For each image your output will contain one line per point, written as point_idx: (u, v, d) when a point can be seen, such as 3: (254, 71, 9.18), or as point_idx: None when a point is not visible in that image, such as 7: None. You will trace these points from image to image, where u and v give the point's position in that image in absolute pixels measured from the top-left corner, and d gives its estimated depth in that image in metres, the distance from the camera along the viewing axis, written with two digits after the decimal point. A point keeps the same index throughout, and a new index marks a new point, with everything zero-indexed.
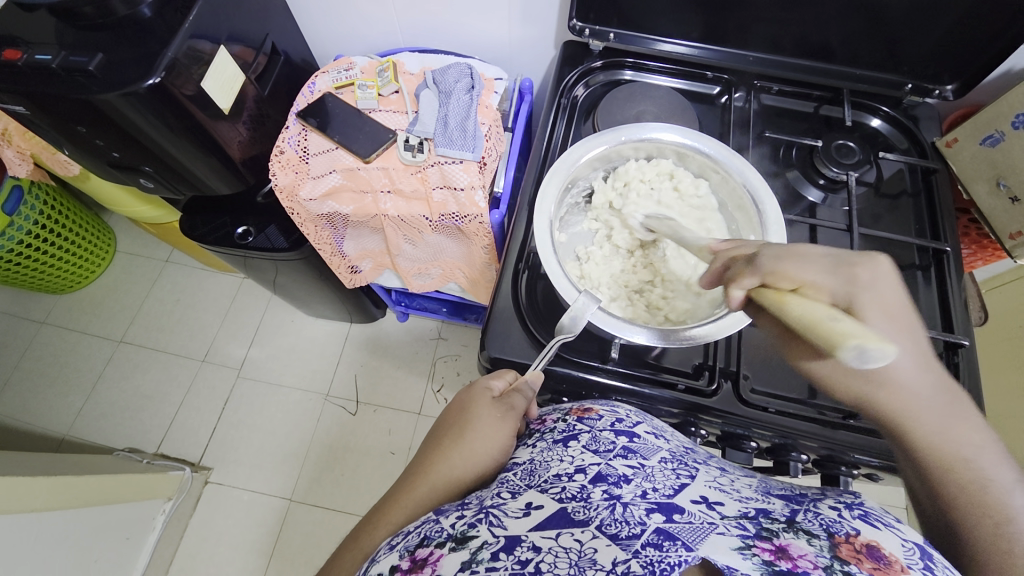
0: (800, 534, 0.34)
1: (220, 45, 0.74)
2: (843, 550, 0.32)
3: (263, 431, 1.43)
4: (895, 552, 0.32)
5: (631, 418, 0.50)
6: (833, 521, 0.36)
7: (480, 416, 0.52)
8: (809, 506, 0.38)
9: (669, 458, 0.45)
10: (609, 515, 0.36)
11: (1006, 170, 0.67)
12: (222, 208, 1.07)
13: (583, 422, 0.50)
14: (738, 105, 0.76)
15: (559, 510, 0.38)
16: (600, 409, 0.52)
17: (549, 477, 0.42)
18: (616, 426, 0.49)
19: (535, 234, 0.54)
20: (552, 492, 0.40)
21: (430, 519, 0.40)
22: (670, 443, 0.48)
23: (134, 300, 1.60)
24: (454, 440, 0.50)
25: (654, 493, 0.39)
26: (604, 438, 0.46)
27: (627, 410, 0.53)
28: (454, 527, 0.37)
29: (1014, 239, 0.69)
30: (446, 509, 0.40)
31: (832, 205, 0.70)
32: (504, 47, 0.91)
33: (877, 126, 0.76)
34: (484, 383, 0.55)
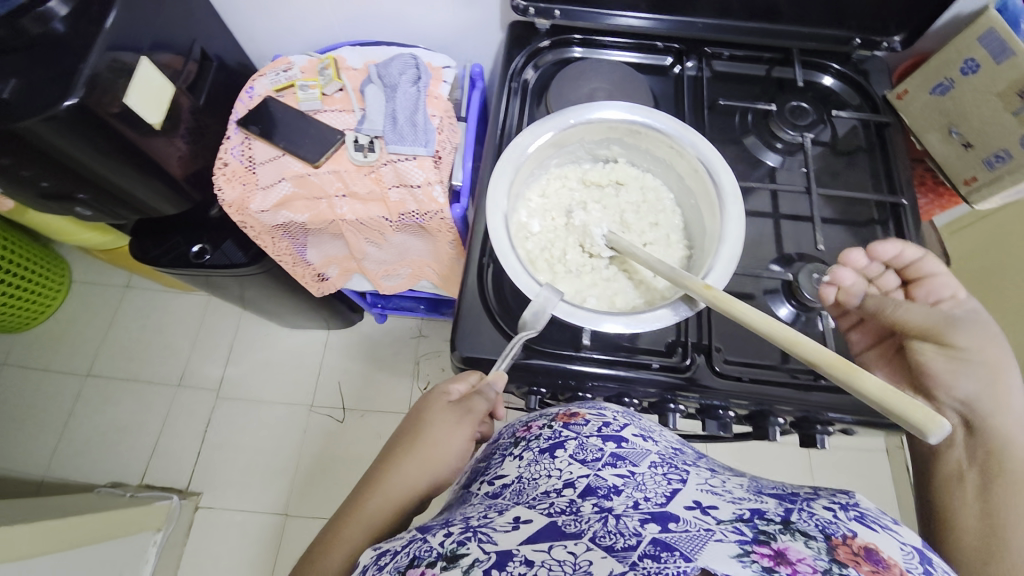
0: (797, 536, 0.34)
1: (143, 55, 0.69)
2: (840, 553, 0.32)
3: (250, 450, 1.40)
4: (894, 555, 0.33)
5: (619, 420, 0.50)
6: (828, 522, 0.35)
7: (437, 425, 0.52)
8: (803, 506, 0.38)
9: (659, 462, 0.45)
10: (601, 527, 0.36)
11: (957, 117, 0.67)
12: (174, 227, 1.02)
13: (569, 429, 0.50)
14: (690, 74, 0.75)
15: (549, 523, 0.38)
16: (586, 414, 0.52)
17: (538, 494, 0.43)
18: (604, 431, 0.49)
19: (490, 228, 0.52)
20: (541, 508, 0.41)
21: (417, 537, 0.39)
22: (659, 446, 0.48)
23: (97, 331, 1.53)
24: (413, 444, 0.51)
25: (646, 502, 0.39)
26: (592, 445, 0.47)
27: (614, 412, 0.53)
28: (443, 545, 0.37)
29: (969, 186, 0.70)
30: (432, 529, 0.40)
31: (791, 167, 0.70)
32: (450, 32, 0.87)
33: (828, 84, 0.75)
34: (443, 387, 0.55)
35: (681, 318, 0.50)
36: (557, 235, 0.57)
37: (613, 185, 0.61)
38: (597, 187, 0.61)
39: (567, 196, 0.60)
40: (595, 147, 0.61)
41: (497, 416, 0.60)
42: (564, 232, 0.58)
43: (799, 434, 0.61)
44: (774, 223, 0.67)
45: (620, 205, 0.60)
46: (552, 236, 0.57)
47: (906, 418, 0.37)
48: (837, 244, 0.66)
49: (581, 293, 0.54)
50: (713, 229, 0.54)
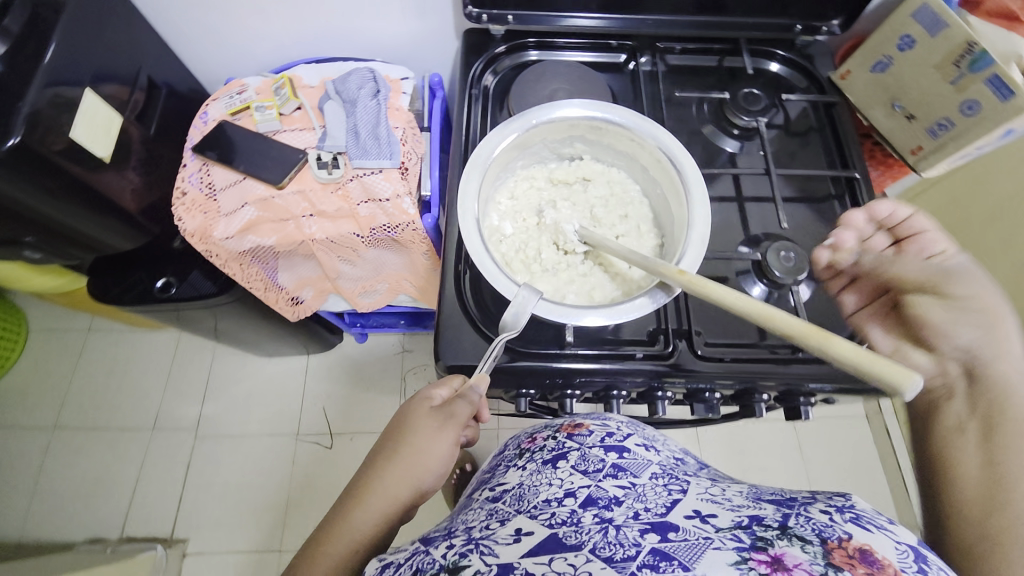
0: (794, 541, 0.36)
1: (86, 87, 0.66)
2: (836, 556, 0.34)
3: (236, 488, 1.35)
4: (888, 556, 0.34)
5: (621, 431, 0.55)
6: (824, 525, 0.37)
7: (418, 430, 0.51)
8: (800, 510, 0.40)
9: (660, 473, 0.49)
10: (601, 538, 0.40)
11: (898, 92, 0.69)
12: (134, 264, 0.98)
13: (573, 440, 0.54)
14: (645, 69, 0.77)
15: (549, 535, 0.42)
16: (590, 424, 0.56)
17: (539, 502, 0.47)
18: (606, 441, 0.53)
19: (463, 231, 0.51)
20: (541, 518, 0.44)
21: (420, 550, 0.43)
22: (658, 456, 0.52)
23: (61, 381, 1.45)
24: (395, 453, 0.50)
25: (646, 513, 0.42)
26: (593, 456, 0.51)
27: (618, 422, 0.58)
28: (445, 558, 0.41)
29: (916, 155, 0.71)
30: (434, 541, 0.44)
31: (749, 151, 0.73)
32: (406, 44, 0.87)
33: (776, 70, 0.78)
34: (426, 392, 0.54)
35: (659, 305, 0.50)
36: (531, 234, 0.58)
37: (580, 181, 0.62)
38: (565, 184, 0.62)
39: (536, 196, 0.61)
40: (558, 146, 0.61)
41: (483, 419, 0.59)
42: (537, 232, 0.58)
43: (784, 408, 0.63)
44: (739, 206, 0.69)
45: (588, 201, 0.61)
46: (526, 237, 0.57)
47: (878, 376, 0.38)
48: (801, 221, 0.68)
49: (561, 291, 0.54)
50: (681, 217, 0.54)
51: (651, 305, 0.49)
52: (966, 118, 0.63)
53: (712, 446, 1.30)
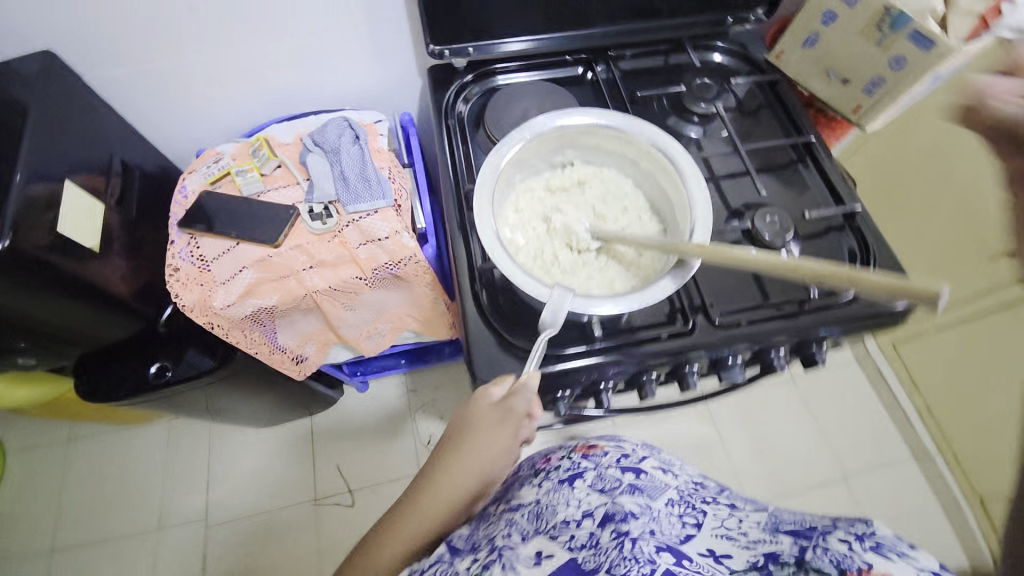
0: (810, 574, 0.37)
1: (63, 180, 0.65)
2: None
3: (261, 568, 1.28)
4: None
5: (637, 455, 0.61)
6: (843, 556, 0.37)
7: (480, 430, 0.53)
8: (820, 540, 0.40)
9: (675, 498, 0.52)
10: (617, 554, 0.42)
11: (831, 62, 0.77)
12: (124, 354, 0.94)
13: (587, 460, 0.60)
14: (603, 77, 0.82)
15: (569, 559, 0.44)
16: (605, 446, 0.62)
17: (558, 521, 0.49)
18: (622, 463, 0.59)
19: (485, 246, 0.53)
20: (561, 539, 0.47)
21: (444, 558, 0.48)
22: (676, 482, 0.56)
23: (48, 497, 1.35)
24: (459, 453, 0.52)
25: (662, 536, 0.44)
26: (609, 476, 0.56)
27: (633, 447, 0.64)
28: (468, 571, 0.45)
29: (858, 113, 0.79)
30: (459, 551, 0.48)
31: (712, 134, 0.78)
32: (371, 90, 0.90)
33: (719, 59, 0.85)
34: (484, 392, 0.55)
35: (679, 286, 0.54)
36: (544, 241, 0.60)
37: (577, 185, 0.65)
38: (564, 190, 0.64)
39: (539, 205, 0.63)
40: (550, 156, 0.64)
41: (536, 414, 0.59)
42: (549, 237, 0.60)
43: (800, 358, 0.68)
44: (715, 184, 0.73)
45: (588, 202, 0.64)
46: (539, 244, 0.60)
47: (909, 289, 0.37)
48: (774, 188, 0.74)
49: (586, 284, 0.57)
50: (680, 201, 0.58)
51: (672, 286, 0.53)
52: (895, 73, 0.71)
53: (726, 419, 1.35)
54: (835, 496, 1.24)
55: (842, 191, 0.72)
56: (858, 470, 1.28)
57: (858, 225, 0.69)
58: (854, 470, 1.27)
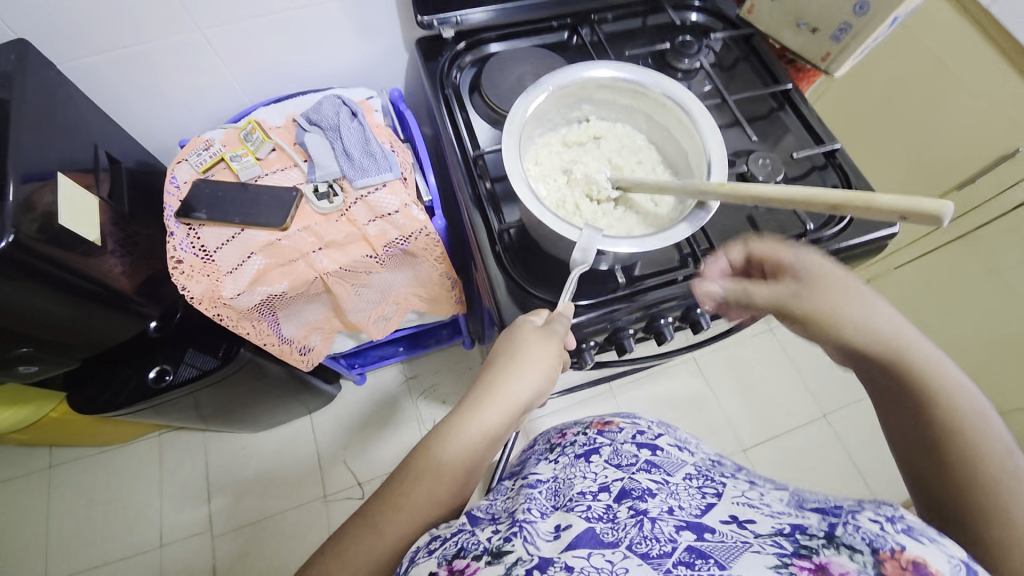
0: (841, 551, 0.35)
1: (56, 174, 0.62)
2: (888, 567, 0.33)
3: (275, 571, 1.26)
4: (940, 568, 0.33)
5: (653, 431, 0.57)
6: (874, 534, 0.35)
7: (528, 342, 0.54)
8: (847, 518, 0.38)
9: (694, 474, 0.49)
10: (638, 534, 0.40)
11: (800, 12, 0.81)
12: (118, 361, 0.90)
13: (603, 436, 0.57)
14: (589, 40, 0.84)
15: (587, 528, 0.42)
16: (620, 423, 0.60)
17: (574, 493, 0.48)
18: (638, 438, 0.56)
19: (518, 195, 0.55)
20: (578, 511, 0.45)
21: (465, 529, 0.45)
22: (693, 458, 0.53)
23: (35, 527, 1.28)
24: (508, 367, 0.52)
25: (681, 511, 0.42)
26: (626, 451, 0.53)
27: (649, 422, 0.60)
28: (489, 541, 0.42)
29: (826, 61, 0.82)
30: (480, 522, 0.45)
31: (696, 88, 0.83)
32: (358, 68, 0.89)
33: (697, 18, 0.89)
34: (525, 318, 0.57)
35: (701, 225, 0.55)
36: (566, 192, 0.63)
37: (592, 140, 0.68)
38: (581, 145, 0.68)
39: (559, 161, 0.66)
40: (568, 111, 0.67)
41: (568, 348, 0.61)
42: (572, 187, 0.63)
43: None
44: None
45: (604, 155, 0.67)
46: (561, 196, 0.63)
47: (917, 212, 0.40)
48: (760, 136, 0.79)
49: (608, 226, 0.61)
50: (694, 149, 0.62)
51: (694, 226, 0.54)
52: (859, 18, 0.75)
53: (715, 371, 1.43)
54: (818, 432, 1.35)
55: (822, 133, 0.77)
56: (837, 406, 1.38)
57: (840, 162, 0.75)
58: (833, 406, 1.38)
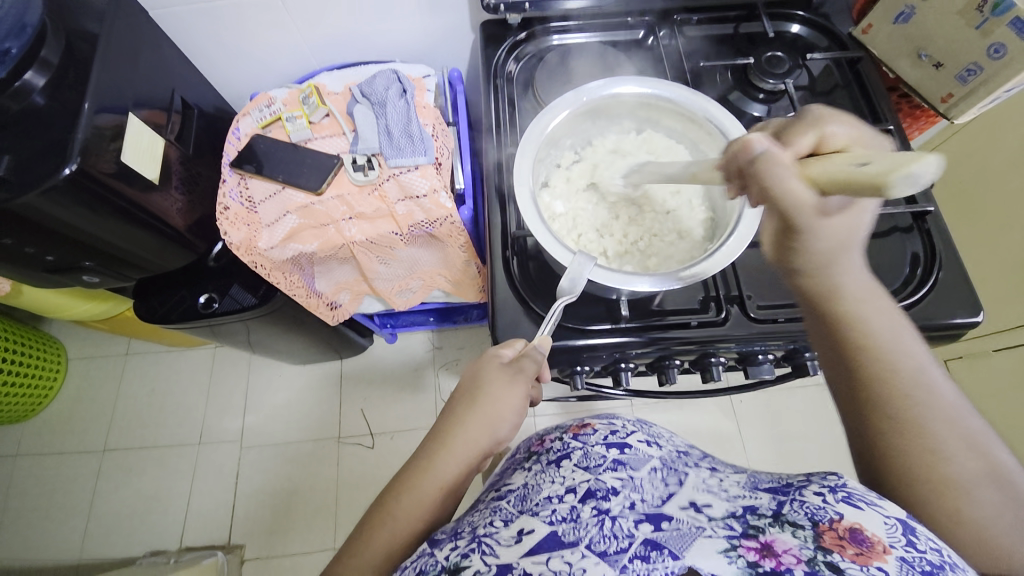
0: (785, 527, 0.38)
1: (129, 113, 0.68)
2: (826, 539, 0.36)
3: (286, 493, 1.38)
4: (877, 532, 0.35)
5: (626, 429, 0.58)
6: (817, 509, 0.38)
7: (490, 384, 0.54)
8: (796, 495, 0.41)
9: (660, 466, 0.51)
10: (597, 531, 0.41)
11: (923, 41, 0.69)
12: (175, 282, 1.01)
13: (577, 440, 0.56)
14: (665, 42, 0.77)
15: (550, 532, 0.43)
16: (596, 424, 0.59)
17: (541, 500, 0.47)
18: (609, 439, 0.56)
19: (520, 209, 0.54)
20: (543, 516, 0.45)
21: (427, 552, 0.43)
22: (661, 451, 0.54)
23: (106, 404, 1.50)
24: (469, 410, 0.53)
25: (642, 503, 0.45)
26: (595, 453, 0.53)
27: (624, 421, 0.61)
28: (448, 559, 0.41)
29: (946, 103, 0.71)
30: (440, 541, 0.44)
31: (776, 114, 0.73)
32: (422, 43, 0.89)
33: (797, 31, 0.78)
34: (494, 351, 0.57)
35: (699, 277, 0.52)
36: (580, 208, 0.63)
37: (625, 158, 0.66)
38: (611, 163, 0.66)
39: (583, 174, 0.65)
40: (606, 124, 0.65)
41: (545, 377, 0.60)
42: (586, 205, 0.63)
43: None
44: None
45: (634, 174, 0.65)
46: (576, 212, 0.62)
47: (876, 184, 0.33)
48: None
49: (617, 252, 0.60)
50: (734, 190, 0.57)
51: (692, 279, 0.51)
52: (993, 62, 0.63)
53: (748, 414, 1.32)
54: None
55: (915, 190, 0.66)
56: None
57: (927, 228, 0.64)
58: None
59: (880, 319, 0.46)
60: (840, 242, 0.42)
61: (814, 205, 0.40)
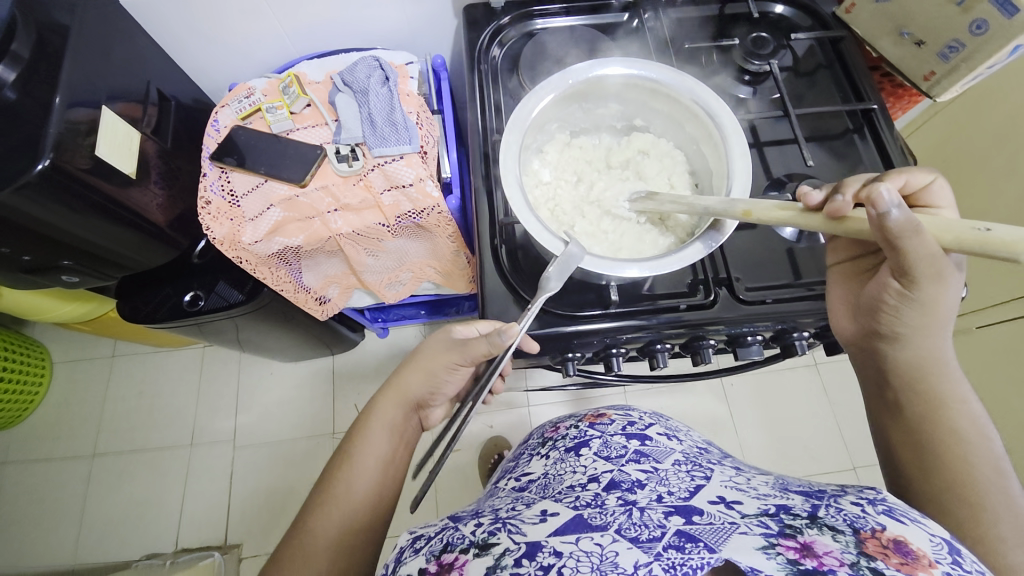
0: (824, 530, 0.38)
1: (102, 106, 0.66)
2: (869, 546, 0.36)
3: (281, 491, 1.38)
4: (922, 547, 0.36)
5: (644, 421, 0.62)
6: (856, 517, 0.39)
7: (427, 348, 0.65)
8: (831, 502, 0.42)
9: (681, 459, 0.53)
10: (627, 520, 0.42)
11: (905, 20, 0.69)
12: (160, 281, 0.99)
13: (595, 428, 0.61)
14: (650, 25, 0.76)
15: (574, 515, 0.44)
16: (612, 415, 0.64)
17: (563, 488, 0.51)
18: (629, 429, 0.60)
19: (506, 195, 0.54)
20: (566, 501, 0.48)
21: (449, 526, 0.47)
22: (682, 445, 0.57)
23: (95, 408, 1.48)
24: (409, 368, 0.65)
25: (670, 496, 0.45)
26: (615, 443, 0.57)
27: (641, 414, 0.65)
28: (475, 535, 0.44)
29: (929, 81, 0.71)
30: (463, 518, 0.48)
31: (762, 96, 0.73)
32: (403, 30, 0.87)
33: (780, 12, 0.77)
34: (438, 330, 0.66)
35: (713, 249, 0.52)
36: (562, 187, 0.63)
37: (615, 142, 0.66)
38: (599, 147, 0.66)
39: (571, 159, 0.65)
40: (592, 108, 0.64)
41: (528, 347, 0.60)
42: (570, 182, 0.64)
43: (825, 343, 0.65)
44: (758, 151, 0.69)
45: (623, 157, 0.65)
46: (557, 188, 0.63)
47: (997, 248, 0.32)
48: (823, 161, 0.69)
49: (604, 230, 0.60)
50: (720, 170, 0.57)
51: (687, 262, 0.51)
52: (976, 38, 0.64)
53: (740, 397, 1.34)
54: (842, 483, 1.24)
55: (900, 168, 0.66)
56: (870, 462, 1.26)
57: None
58: (865, 460, 1.26)
59: (971, 405, 0.50)
60: (942, 312, 0.47)
61: (933, 262, 0.42)
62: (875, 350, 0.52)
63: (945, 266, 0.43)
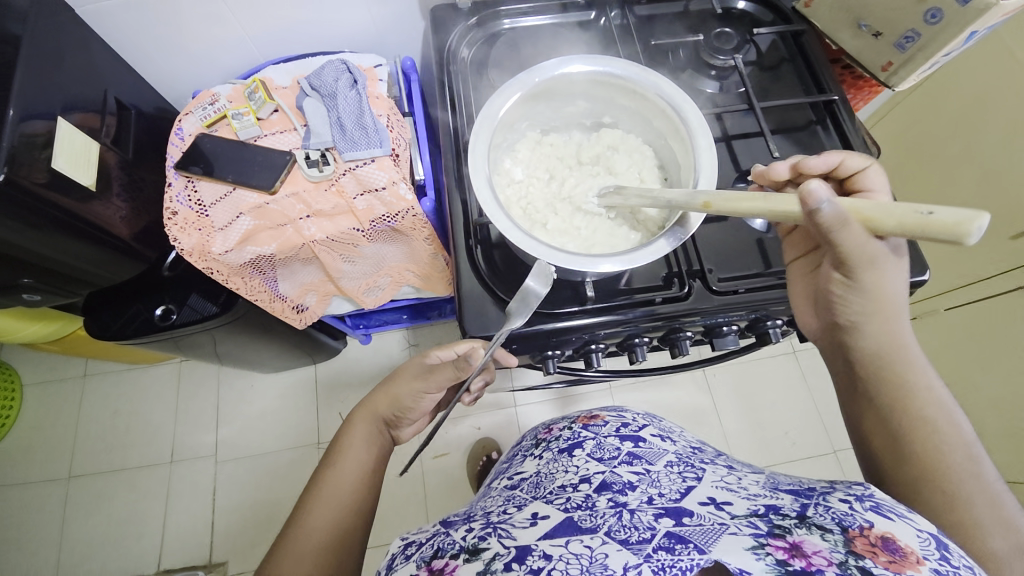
0: (813, 530, 0.39)
1: (57, 117, 0.64)
2: (857, 544, 0.37)
3: (268, 505, 1.35)
4: (910, 543, 0.36)
5: (637, 422, 0.62)
6: (845, 515, 0.40)
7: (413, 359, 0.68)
8: (820, 500, 0.43)
9: (674, 460, 0.54)
10: (617, 522, 0.43)
11: (863, 11, 0.70)
12: (128, 296, 0.96)
13: (588, 430, 0.61)
14: (617, 23, 0.77)
15: (566, 518, 0.45)
16: (606, 416, 0.63)
17: (555, 488, 0.52)
18: (621, 431, 0.60)
19: (477, 194, 0.54)
20: (558, 503, 0.48)
21: (440, 531, 0.47)
22: (677, 446, 0.57)
23: (67, 430, 1.43)
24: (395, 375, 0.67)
25: (661, 498, 0.46)
26: (609, 445, 0.57)
27: (634, 415, 0.65)
28: (466, 540, 0.43)
29: (887, 71, 0.73)
30: (455, 524, 0.47)
31: (728, 90, 0.75)
32: (371, 32, 0.86)
33: (743, 7, 0.79)
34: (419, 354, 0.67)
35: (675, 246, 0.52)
36: (534, 185, 0.63)
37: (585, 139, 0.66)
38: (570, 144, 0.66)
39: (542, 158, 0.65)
40: (561, 105, 0.65)
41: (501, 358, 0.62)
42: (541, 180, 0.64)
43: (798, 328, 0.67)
44: (727, 144, 0.70)
45: (593, 154, 0.65)
46: (529, 186, 0.63)
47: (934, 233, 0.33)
48: (788, 152, 0.70)
49: (576, 227, 0.60)
50: (688, 164, 0.58)
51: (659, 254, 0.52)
52: (930, 27, 0.66)
53: (722, 387, 1.36)
54: (822, 467, 1.27)
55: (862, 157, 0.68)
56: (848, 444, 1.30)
57: None
58: (844, 443, 1.30)
59: (938, 390, 0.51)
60: (888, 296, 0.49)
61: (862, 249, 0.44)
62: (839, 342, 0.54)
63: (876, 250, 0.44)
